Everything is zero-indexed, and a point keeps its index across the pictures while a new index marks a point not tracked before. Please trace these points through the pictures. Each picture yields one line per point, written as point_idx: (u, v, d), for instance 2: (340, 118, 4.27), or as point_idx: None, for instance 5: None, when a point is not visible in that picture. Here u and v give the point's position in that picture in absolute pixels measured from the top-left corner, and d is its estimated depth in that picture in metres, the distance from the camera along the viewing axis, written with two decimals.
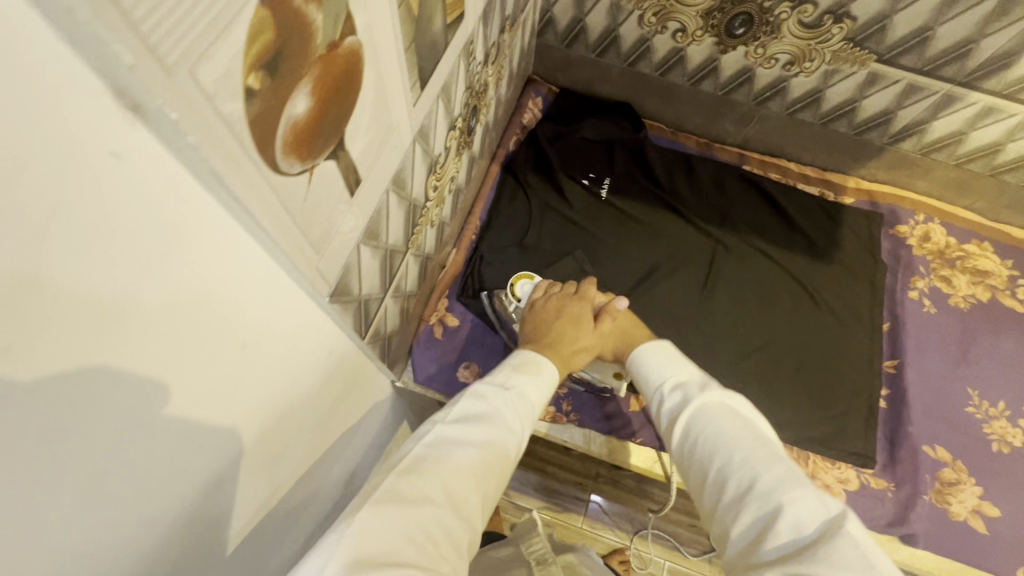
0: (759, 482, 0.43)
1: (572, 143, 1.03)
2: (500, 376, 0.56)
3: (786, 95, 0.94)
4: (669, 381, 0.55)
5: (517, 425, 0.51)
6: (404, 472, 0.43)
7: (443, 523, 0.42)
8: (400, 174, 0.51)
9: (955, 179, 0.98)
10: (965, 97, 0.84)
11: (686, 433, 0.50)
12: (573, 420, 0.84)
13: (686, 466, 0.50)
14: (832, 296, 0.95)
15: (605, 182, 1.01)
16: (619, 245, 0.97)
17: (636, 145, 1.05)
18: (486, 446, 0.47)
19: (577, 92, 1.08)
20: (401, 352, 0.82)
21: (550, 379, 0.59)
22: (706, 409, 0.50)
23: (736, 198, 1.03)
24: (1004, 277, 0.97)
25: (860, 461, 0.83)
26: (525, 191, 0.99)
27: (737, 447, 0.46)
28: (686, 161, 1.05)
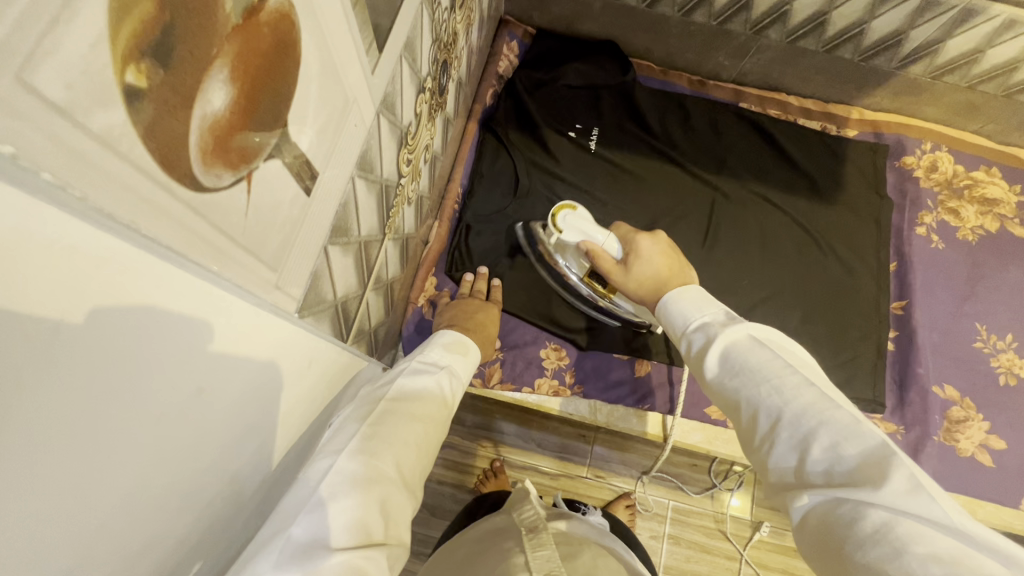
0: (793, 413, 0.40)
1: (555, 93, 0.94)
2: (434, 356, 0.61)
3: (788, 21, 0.84)
4: (692, 319, 0.50)
5: (450, 405, 0.58)
6: (368, 444, 0.46)
7: (400, 499, 0.45)
8: (366, 157, 0.44)
9: (966, 103, 0.92)
10: (986, 10, 0.74)
11: (716, 365, 0.46)
12: (578, 392, 0.81)
13: (715, 392, 0.47)
14: (836, 239, 0.91)
15: (594, 133, 0.94)
16: (611, 202, 0.91)
17: (624, 89, 0.96)
18: (432, 420, 0.53)
19: (555, 33, 0.97)
20: (390, 339, 0.77)
21: (473, 360, 0.67)
22: (731, 342, 0.46)
23: (734, 140, 0.95)
24: (1012, 204, 0.93)
25: (869, 407, 0.82)
26: (508, 150, 0.91)
27: (768, 379, 0.42)
28: (680, 104, 0.96)
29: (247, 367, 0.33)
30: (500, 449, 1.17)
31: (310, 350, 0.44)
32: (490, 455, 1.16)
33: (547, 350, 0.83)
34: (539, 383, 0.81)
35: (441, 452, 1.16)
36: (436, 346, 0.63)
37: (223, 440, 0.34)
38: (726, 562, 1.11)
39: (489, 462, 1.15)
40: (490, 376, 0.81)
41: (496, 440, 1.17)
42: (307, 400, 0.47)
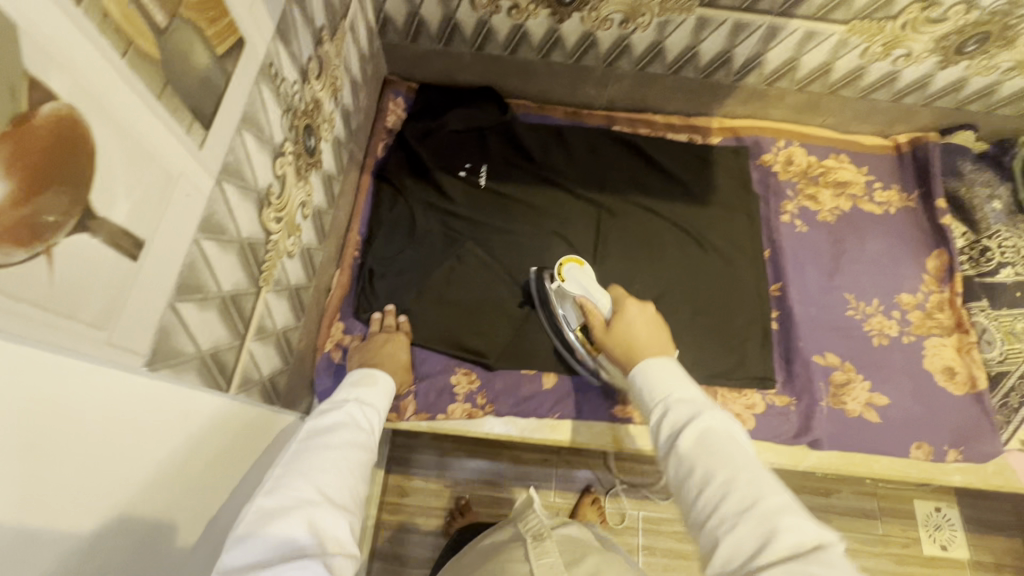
0: (762, 501, 0.46)
1: (443, 138, 1.02)
2: (356, 395, 0.66)
3: (632, 52, 0.95)
4: (674, 396, 0.57)
5: (372, 433, 0.63)
6: (294, 476, 0.51)
7: (328, 513, 0.49)
8: (211, 221, 0.49)
9: (804, 103, 1.03)
10: (786, 26, 0.86)
11: (692, 440, 0.52)
12: (490, 412, 0.85)
13: (678, 473, 0.52)
14: (715, 237, 1.00)
15: (483, 170, 1.02)
16: (506, 230, 0.97)
17: (506, 127, 1.04)
18: (352, 444, 0.57)
19: (436, 85, 1.06)
20: (300, 389, 0.80)
21: (385, 389, 0.72)
22: (715, 426, 0.53)
23: (611, 160, 1.05)
24: (862, 184, 1.04)
25: (763, 385, 0.89)
26: (404, 195, 0.97)
27: (745, 467, 0.49)
28: (558, 134, 1.05)
29: (86, 415, 0.37)
30: (464, 485, 1.18)
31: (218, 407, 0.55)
32: (454, 493, 1.17)
33: (457, 375, 0.87)
34: (452, 409, 0.85)
35: (394, 496, 1.17)
36: (362, 389, 0.68)
37: (152, 476, 0.45)
38: (687, 561, 1.13)
39: (453, 501, 1.16)
40: (405, 409, 0.84)
41: (449, 476, 1.19)
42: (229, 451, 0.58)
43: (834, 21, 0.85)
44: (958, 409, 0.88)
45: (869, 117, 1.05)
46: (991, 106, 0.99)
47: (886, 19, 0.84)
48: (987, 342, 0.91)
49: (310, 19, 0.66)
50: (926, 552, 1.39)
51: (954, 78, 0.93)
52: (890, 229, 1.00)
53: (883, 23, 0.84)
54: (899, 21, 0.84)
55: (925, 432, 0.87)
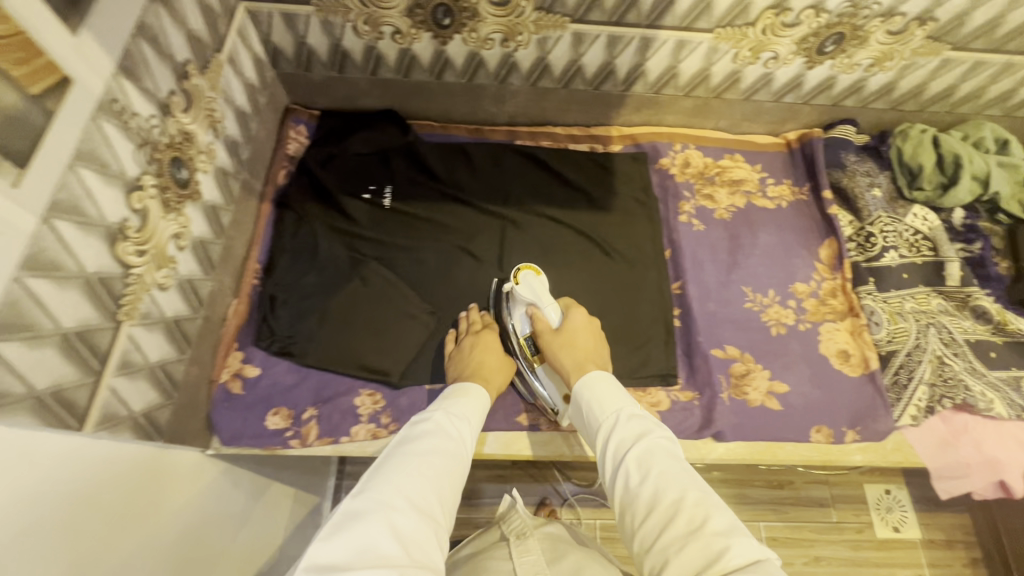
0: (711, 520, 0.51)
1: (346, 162, 1.03)
2: (454, 405, 0.71)
3: (519, 69, 0.98)
4: (626, 416, 0.65)
5: (465, 442, 0.67)
6: (382, 487, 0.55)
7: (412, 521, 0.53)
8: (38, 258, 0.49)
9: (693, 107, 1.08)
10: (657, 36, 0.90)
11: (637, 463, 0.59)
12: (395, 430, 0.85)
13: (628, 490, 0.58)
14: (618, 241, 1.02)
15: (387, 191, 1.03)
16: (411, 248, 0.98)
17: (408, 147, 1.06)
18: (435, 453, 0.62)
19: (338, 111, 1.07)
20: (194, 423, 0.78)
21: (478, 398, 0.75)
22: (660, 446, 0.60)
23: (515, 173, 1.07)
24: (755, 181, 1.08)
25: (666, 382, 0.90)
26: (307, 221, 0.97)
27: (691, 486, 0.55)
28: (461, 151, 1.08)
29: None
30: None
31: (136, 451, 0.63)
32: None
33: (362, 397, 0.86)
34: (355, 431, 0.84)
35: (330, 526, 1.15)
36: (460, 400, 0.73)
37: (12, 527, 0.44)
38: None
39: None
40: (307, 434, 0.83)
41: None
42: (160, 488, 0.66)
43: (699, 30, 0.89)
44: (854, 391, 0.91)
45: (757, 118, 1.10)
46: (864, 100, 1.05)
47: (746, 26, 0.89)
48: (875, 323, 0.95)
49: (169, 54, 0.67)
50: (880, 534, 1.42)
51: (823, 77, 0.99)
52: (783, 222, 1.04)
53: (745, 29, 0.89)
54: (758, 27, 0.89)
55: (824, 415, 0.90)
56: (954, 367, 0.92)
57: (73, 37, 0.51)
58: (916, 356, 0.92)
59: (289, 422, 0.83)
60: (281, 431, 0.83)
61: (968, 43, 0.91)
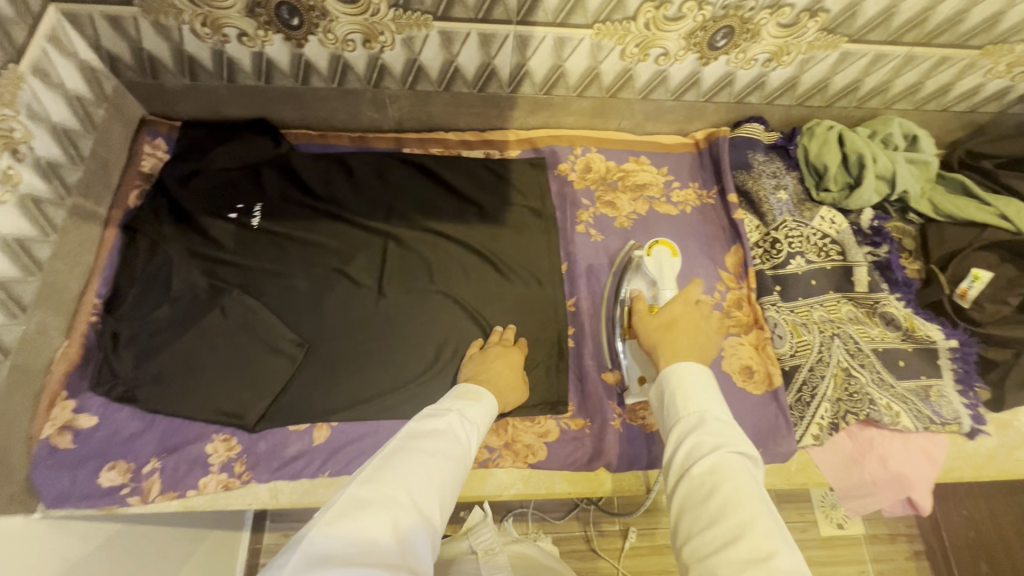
0: (775, 557, 0.45)
1: (208, 178, 0.93)
2: (468, 409, 0.64)
3: (392, 72, 0.89)
4: (710, 417, 0.57)
5: (470, 452, 0.59)
6: (390, 476, 0.49)
7: (411, 523, 0.46)
8: None
9: (592, 108, 1.01)
10: (532, 33, 0.83)
11: (713, 472, 0.52)
12: (249, 480, 0.77)
13: (692, 495, 0.52)
14: (511, 255, 0.95)
15: (256, 210, 0.93)
16: (281, 272, 0.89)
17: (282, 161, 0.97)
18: (447, 453, 0.55)
19: (202, 122, 0.97)
20: (5, 490, 0.68)
21: (488, 407, 0.68)
22: (740, 463, 0.53)
23: (401, 184, 0.99)
24: (661, 185, 1.02)
25: (556, 409, 0.84)
26: (162, 246, 0.87)
27: (765, 513, 0.48)
28: (341, 163, 0.99)
29: None
30: None
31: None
32: None
33: (215, 443, 0.78)
34: (204, 483, 0.75)
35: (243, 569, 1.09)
36: (473, 406, 0.65)
37: None
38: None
39: None
40: (148, 490, 0.74)
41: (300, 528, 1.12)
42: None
43: (577, 26, 0.82)
44: (756, 410, 0.86)
45: (661, 117, 1.04)
46: (769, 96, 0.99)
47: (627, 21, 0.81)
48: (778, 336, 0.90)
49: None
50: (824, 533, 1.38)
51: (721, 73, 0.93)
52: (687, 229, 0.98)
53: (626, 24, 0.82)
54: (640, 22, 0.82)
55: None
56: (861, 379, 0.87)
57: None
58: (819, 370, 0.87)
59: (127, 477, 0.74)
60: (117, 488, 0.73)
61: (864, 35, 0.85)
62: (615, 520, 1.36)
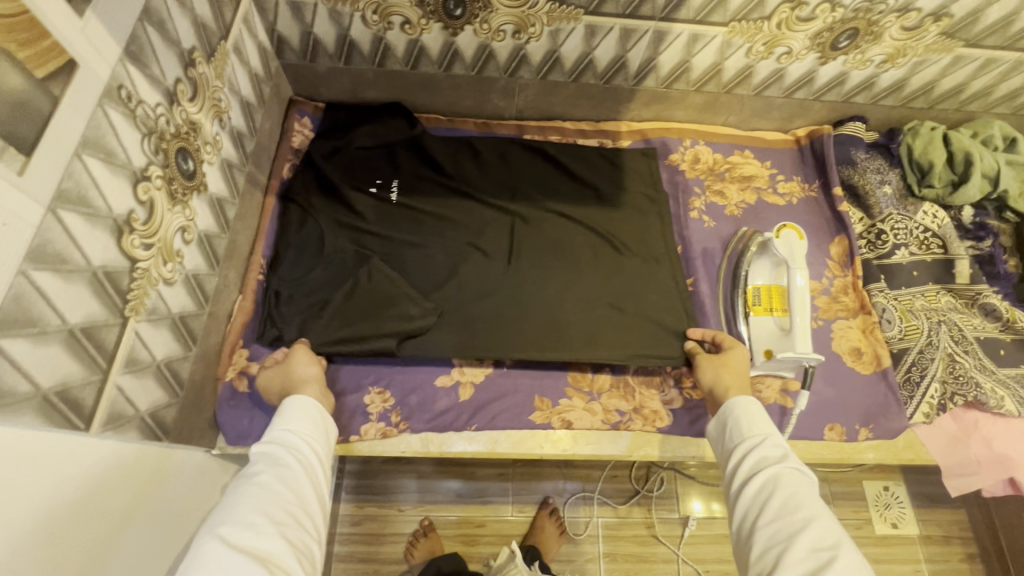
0: (839, 547, 0.55)
1: (351, 156, 0.99)
2: (284, 413, 0.68)
3: (530, 62, 0.96)
4: (771, 438, 0.69)
5: (302, 450, 0.65)
6: (219, 520, 0.54)
7: (254, 538, 0.53)
8: (43, 250, 0.47)
9: (704, 103, 1.07)
10: (671, 29, 0.89)
11: (772, 479, 0.64)
12: (406, 429, 0.84)
13: (754, 498, 0.64)
14: (631, 237, 0.98)
15: (394, 186, 0.98)
16: (416, 244, 0.93)
17: (415, 140, 1.02)
18: (273, 473, 0.60)
19: (344, 103, 1.04)
20: (198, 423, 0.76)
21: (316, 407, 0.71)
22: (799, 476, 0.64)
23: (522, 169, 1.03)
24: (766, 176, 1.07)
25: (678, 378, 0.91)
26: (312, 215, 0.92)
27: (826, 515, 0.59)
28: (469, 144, 1.04)
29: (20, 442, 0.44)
30: (430, 507, 1.31)
31: (117, 472, 0.56)
32: (420, 516, 1.29)
33: (371, 395, 0.85)
34: (365, 429, 0.83)
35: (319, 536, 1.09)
36: (287, 405, 0.70)
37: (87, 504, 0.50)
38: None
39: (418, 522, 1.29)
40: None
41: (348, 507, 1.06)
42: (184, 489, 0.69)
43: (714, 24, 0.88)
44: (867, 388, 0.91)
45: (766, 114, 1.10)
46: (875, 97, 1.05)
47: (761, 20, 0.88)
48: (887, 320, 0.95)
49: (176, 41, 0.65)
50: (879, 531, 1.40)
51: (836, 73, 0.98)
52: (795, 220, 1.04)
53: (760, 23, 0.88)
54: (774, 21, 0.88)
55: (837, 414, 0.90)
56: (966, 364, 0.91)
57: (79, 18, 0.49)
58: (929, 353, 0.92)
59: None
60: None
61: (979, 40, 0.91)
62: (674, 507, 1.35)
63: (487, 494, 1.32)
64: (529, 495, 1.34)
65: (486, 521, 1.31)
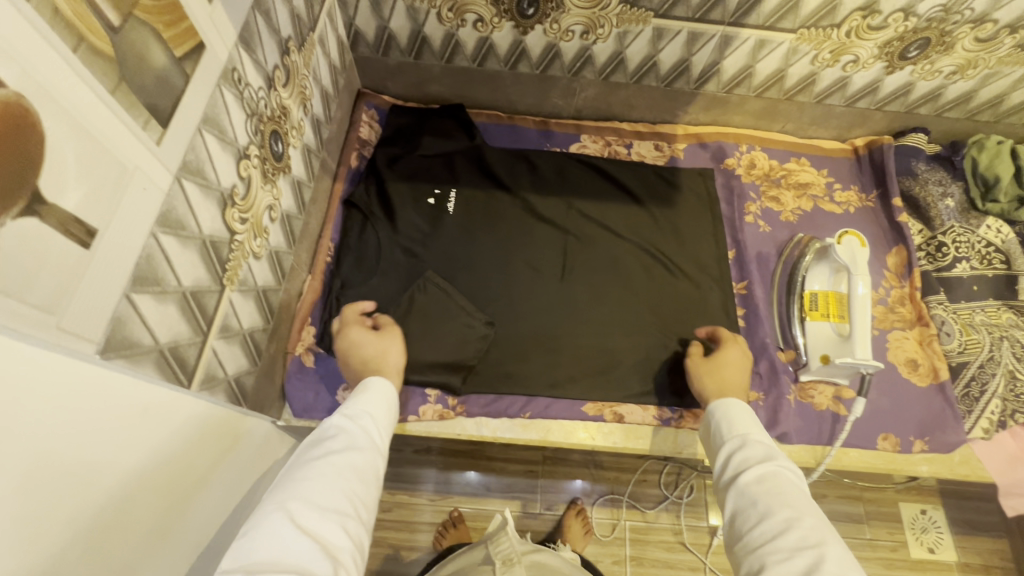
0: (824, 547, 0.51)
1: (411, 163, 1.01)
2: (364, 395, 0.68)
3: (594, 63, 0.99)
4: (753, 437, 0.65)
5: (372, 435, 0.64)
6: (283, 491, 0.54)
7: (315, 517, 0.52)
8: (168, 217, 0.50)
9: (763, 109, 1.07)
10: (738, 34, 0.90)
11: (757, 478, 0.59)
12: (462, 412, 0.87)
13: (738, 502, 0.59)
14: (683, 259, 0.99)
15: (452, 197, 1.00)
16: (472, 258, 0.96)
17: (475, 152, 1.04)
18: (343, 453, 0.59)
19: (409, 110, 1.07)
20: (270, 393, 0.80)
21: (387, 394, 0.71)
22: (784, 476, 0.59)
23: (578, 184, 1.04)
24: (822, 185, 1.07)
25: None
26: (372, 224, 0.95)
27: (810, 515, 0.55)
28: (526, 159, 1.06)
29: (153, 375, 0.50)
30: (457, 498, 1.33)
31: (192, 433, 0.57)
32: (448, 507, 1.31)
33: None
34: (423, 410, 0.86)
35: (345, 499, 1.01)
36: (368, 387, 0.70)
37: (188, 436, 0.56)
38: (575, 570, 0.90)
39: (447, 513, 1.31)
40: None
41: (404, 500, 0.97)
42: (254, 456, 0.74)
43: (782, 30, 0.89)
44: (922, 401, 0.90)
45: (825, 122, 1.09)
46: (939, 109, 1.04)
47: (831, 27, 0.88)
48: (946, 333, 0.93)
49: (277, 31, 0.69)
50: (914, 554, 1.37)
51: (901, 83, 0.98)
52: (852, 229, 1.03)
53: (829, 30, 0.89)
54: (843, 29, 0.88)
55: (890, 423, 0.89)
56: None
57: (208, 4, 0.53)
58: (990, 368, 0.91)
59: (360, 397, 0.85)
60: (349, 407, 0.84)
61: None
62: (703, 516, 1.34)
63: (517, 489, 1.34)
64: (558, 493, 1.35)
65: (514, 515, 1.32)
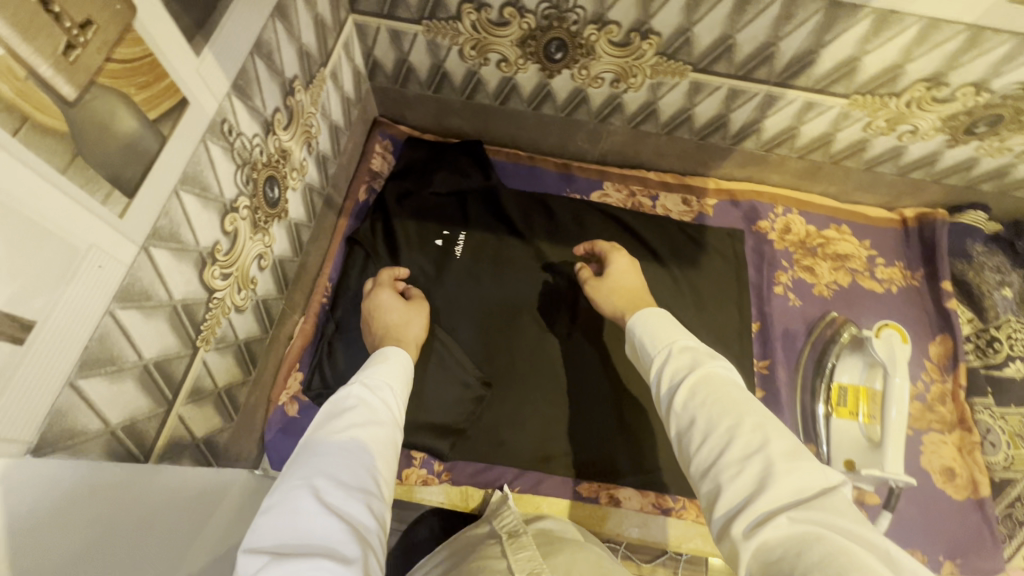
0: (766, 448, 0.41)
1: (423, 201, 0.96)
2: (376, 363, 0.59)
3: (624, 110, 0.92)
4: (675, 344, 0.53)
5: (393, 407, 0.55)
6: (302, 466, 0.45)
7: (339, 494, 0.43)
8: (129, 290, 0.46)
9: (805, 169, 0.99)
10: (784, 95, 0.83)
11: (688, 393, 0.47)
12: (446, 479, 0.82)
13: (679, 425, 0.47)
14: (705, 329, 0.91)
15: (460, 240, 0.94)
16: (476, 305, 0.90)
17: (489, 193, 0.98)
18: (365, 424, 0.50)
19: (427, 143, 1.02)
20: (247, 444, 0.75)
21: (401, 363, 0.61)
22: (715, 374, 0.48)
23: (596, 233, 0.97)
24: (863, 258, 0.98)
25: None
26: (374, 263, 0.90)
27: (751, 411, 0.44)
28: (543, 204, 1.00)
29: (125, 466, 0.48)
30: None
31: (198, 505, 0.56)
32: None
33: None
34: (408, 474, 0.82)
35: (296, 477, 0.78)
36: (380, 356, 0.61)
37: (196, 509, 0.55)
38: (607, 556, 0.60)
39: None
40: None
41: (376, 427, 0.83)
42: None
43: (834, 94, 0.81)
44: (959, 518, 0.81)
45: (872, 188, 0.99)
46: (1005, 187, 0.93)
47: (889, 95, 0.80)
48: (991, 443, 0.84)
49: (281, 72, 0.65)
50: None
51: (963, 158, 0.89)
52: (893, 312, 0.94)
53: (887, 98, 0.80)
54: (904, 99, 0.80)
55: (920, 539, 0.80)
56: None
57: (196, 58, 0.48)
58: None
59: None
60: None
61: None
62: None
63: None
64: None
65: None
